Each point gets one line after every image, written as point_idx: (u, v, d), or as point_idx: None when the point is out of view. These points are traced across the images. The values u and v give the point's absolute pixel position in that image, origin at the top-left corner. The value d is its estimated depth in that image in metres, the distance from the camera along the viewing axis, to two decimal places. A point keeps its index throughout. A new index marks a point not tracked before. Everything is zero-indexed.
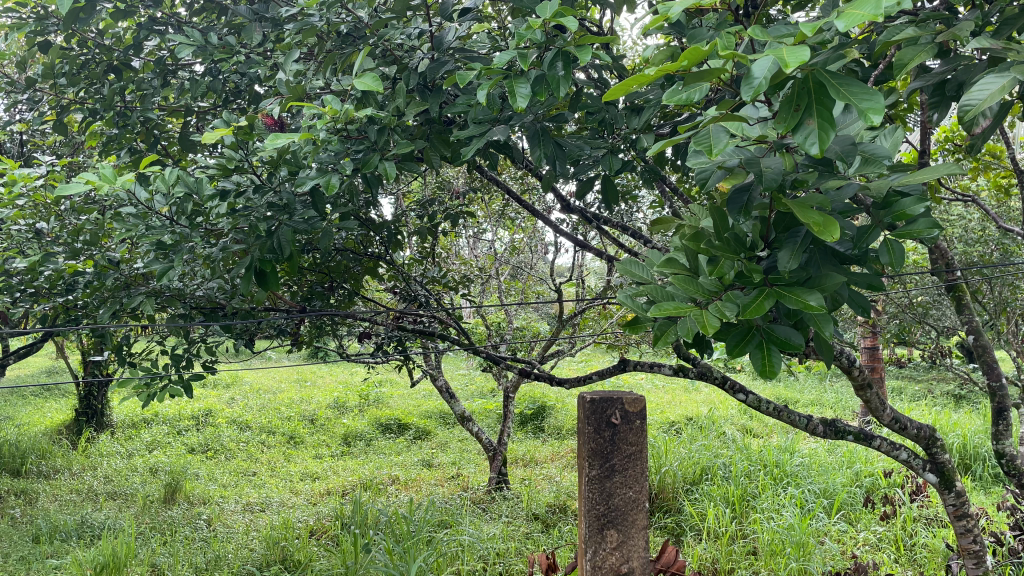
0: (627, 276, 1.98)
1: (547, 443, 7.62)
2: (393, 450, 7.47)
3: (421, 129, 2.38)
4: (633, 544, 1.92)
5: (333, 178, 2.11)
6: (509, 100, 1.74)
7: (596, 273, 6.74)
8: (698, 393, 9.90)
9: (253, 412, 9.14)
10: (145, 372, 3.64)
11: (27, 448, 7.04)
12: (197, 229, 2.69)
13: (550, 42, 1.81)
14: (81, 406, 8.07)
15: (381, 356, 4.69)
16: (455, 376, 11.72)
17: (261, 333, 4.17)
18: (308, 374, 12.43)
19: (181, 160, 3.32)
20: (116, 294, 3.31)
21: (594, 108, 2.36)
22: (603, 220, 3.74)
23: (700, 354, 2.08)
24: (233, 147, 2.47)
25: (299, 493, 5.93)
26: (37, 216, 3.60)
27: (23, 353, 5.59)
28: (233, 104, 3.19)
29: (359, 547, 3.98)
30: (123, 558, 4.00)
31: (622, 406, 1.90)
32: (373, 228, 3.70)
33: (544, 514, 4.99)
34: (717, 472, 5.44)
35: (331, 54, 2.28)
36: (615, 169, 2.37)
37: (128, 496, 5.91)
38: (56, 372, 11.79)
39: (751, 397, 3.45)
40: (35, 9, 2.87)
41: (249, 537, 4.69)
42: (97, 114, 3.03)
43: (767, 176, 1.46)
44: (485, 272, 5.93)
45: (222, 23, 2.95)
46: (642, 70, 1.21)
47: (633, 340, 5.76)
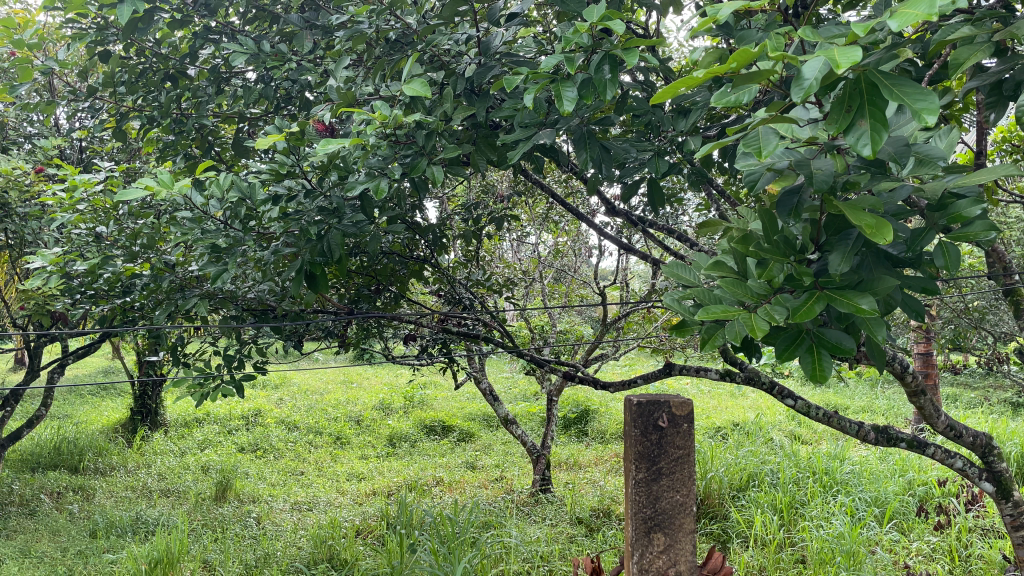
0: (673, 280, 1.97)
1: (591, 447, 7.60)
2: (437, 452, 7.52)
3: (468, 133, 2.40)
4: (681, 548, 1.91)
5: (382, 182, 2.15)
6: (556, 105, 1.75)
7: (640, 277, 6.70)
8: (745, 398, 9.77)
9: (301, 412, 9.30)
10: (199, 372, 3.73)
11: (85, 445, 7.24)
12: (249, 232, 2.75)
13: (597, 47, 1.82)
14: (136, 405, 8.29)
15: (426, 358, 4.74)
16: (499, 379, 11.75)
17: (309, 335, 4.23)
18: (354, 376, 12.61)
19: (234, 166, 3.41)
20: (172, 296, 3.40)
21: (640, 111, 2.36)
22: (649, 223, 3.71)
23: (748, 358, 2.05)
24: (286, 153, 2.53)
25: (345, 493, 6.02)
26: (97, 221, 3.73)
27: (81, 353, 5.77)
28: (285, 111, 3.26)
29: (405, 547, 4.02)
30: (177, 553, 4.09)
31: (669, 409, 1.89)
32: (420, 231, 3.74)
33: (588, 518, 4.97)
34: (764, 479, 5.36)
35: (382, 61, 2.32)
36: (663, 171, 2.35)
37: (181, 493, 6.07)
38: (112, 371, 12.13)
39: (800, 403, 3.39)
40: (95, 20, 2.97)
41: (297, 535, 4.77)
42: (155, 121, 3.13)
43: (817, 178, 1.44)
44: (528, 276, 5.94)
45: (274, 32, 3.02)
46: (691, 71, 1.21)
47: (678, 345, 5.72)
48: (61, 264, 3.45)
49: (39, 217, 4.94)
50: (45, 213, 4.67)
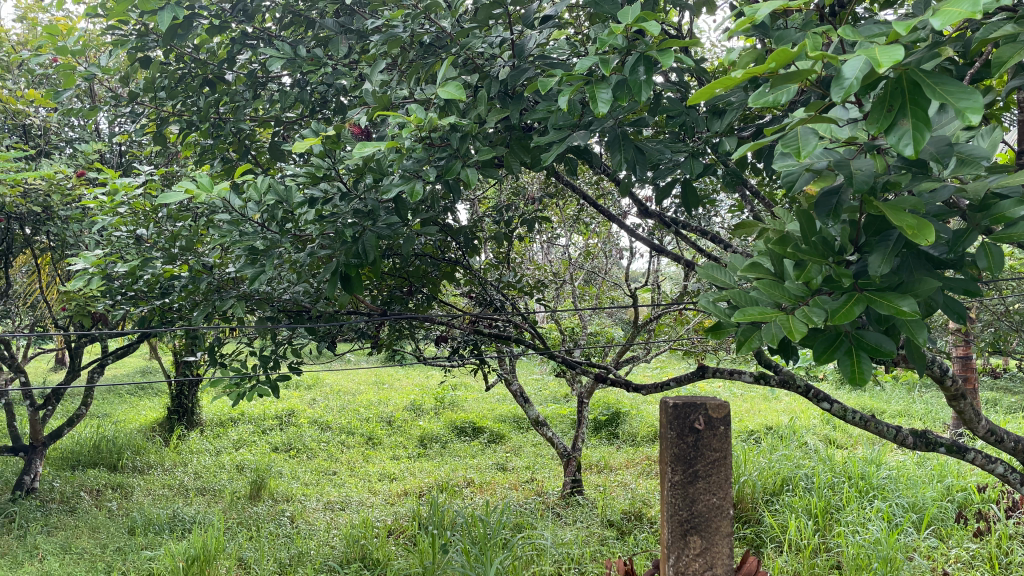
0: (709, 282, 1.95)
1: (622, 449, 7.57)
2: (468, 453, 7.55)
3: (501, 135, 2.41)
4: (717, 550, 1.90)
5: (416, 185, 2.17)
6: (591, 106, 1.75)
7: (672, 279, 6.66)
8: (779, 401, 9.66)
9: (333, 412, 9.39)
10: (236, 372, 3.78)
11: (124, 444, 7.36)
12: (286, 234, 2.79)
13: (632, 49, 1.81)
14: (173, 404, 8.44)
15: (457, 360, 4.76)
16: (529, 381, 11.75)
17: (343, 336, 4.27)
18: (386, 377, 12.69)
19: (270, 169, 3.45)
20: (210, 297, 3.45)
21: (674, 112, 2.35)
22: (681, 224, 3.69)
23: (786, 361, 2.03)
24: (321, 156, 2.56)
25: (377, 492, 6.07)
26: (138, 223, 3.80)
27: (120, 352, 5.88)
28: (320, 114, 3.30)
29: (437, 548, 4.04)
30: (213, 551, 4.15)
31: (705, 411, 1.88)
32: (452, 233, 3.76)
33: (620, 521, 4.95)
34: (799, 484, 5.30)
35: (416, 64, 2.34)
36: (697, 173, 2.33)
37: (216, 492, 6.16)
38: (150, 371, 12.34)
39: (836, 407, 3.35)
40: (136, 27, 3.03)
41: (330, 535, 4.81)
42: (194, 125, 3.19)
43: (857, 178, 1.43)
44: (559, 278, 5.93)
45: (310, 37, 3.06)
46: (728, 72, 1.21)
47: (710, 348, 5.67)
48: (103, 267, 3.53)
49: (81, 220, 5.05)
50: (86, 216, 4.77)
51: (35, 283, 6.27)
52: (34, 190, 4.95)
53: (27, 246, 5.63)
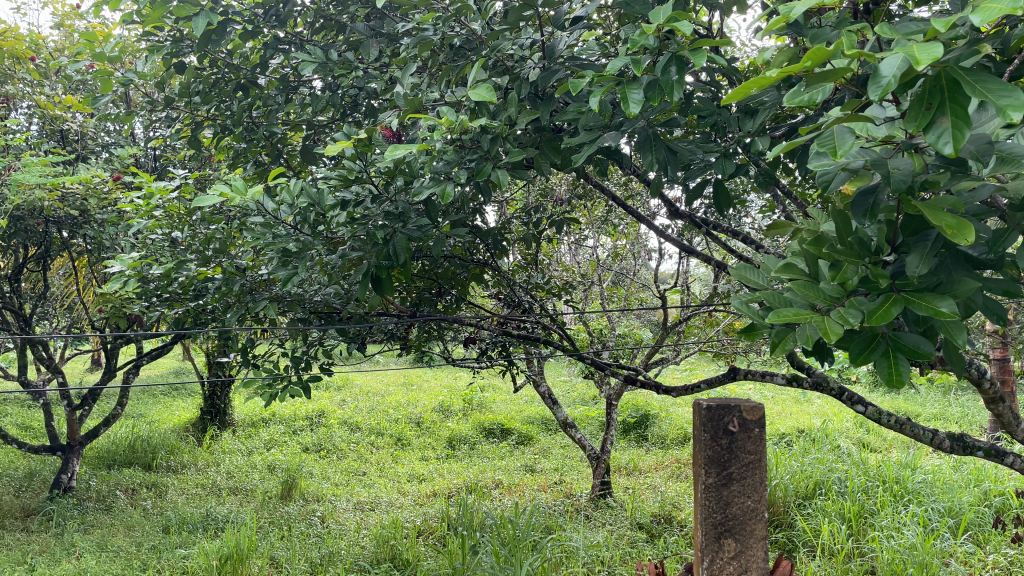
0: (742, 282, 1.93)
1: (651, 452, 7.53)
2: (497, 455, 7.56)
3: (531, 137, 2.41)
4: (753, 554, 1.89)
5: (447, 187, 2.18)
6: (623, 107, 1.74)
7: (701, 279, 6.62)
8: (810, 404, 9.54)
9: (363, 413, 9.45)
10: (268, 373, 3.83)
11: (158, 444, 7.47)
12: (318, 237, 2.82)
13: (664, 49, 1.81)
14: (206, 405, 8.56)
15: (486, 361, 4.76)
16: (557, 383, 11.74)
17: (373, 337, 4.30)
18: (415, 378, 12.76)
19: (302, 172, 3.49)
20: (243, 299, 3.49)
21: (706, 112, 2.33)
22: (712, 225, 3.66)
23: (821, 362, 2.00)
24: (353, 158, 2.59)
25: (406, 493, 6.10)
26: (172, 226, 3.86)
27: (155, 353, 5.97)
28: (351, 117, 3.33)
29: (466, 549, 4.05)
30: (246, 550, 4.19)
31: (739, 413, 1.87)
32: (482, 235, 3.78)
33: (649, 524, 4.92)
34: (831, 488, 5.23)
35: (447, 67, 2.36)
36: (729, 173, 2.32)
37: (248, 491, 6.23)
38: (183, 372, 12.53)
39: (871, 409, 3.30)
40: (170, 33, 3.07)
41: (360, 535, 4.84)
42: (228, 129, 3.24)
43: (895, 177, 1.41)
44: (587, 279, 5.92)
45: (341, 41, 3.09)
46: (763, 71, 1.20)
47: (741, 349, 5.63)
48: (139, 269, 3.60)
49: (117, 223, 5.15)
50: (122, 220, 4.86)
51: (72, 286, 6.39)
52: (72, 194, 5.05)
53: (64, 249, 5.74)
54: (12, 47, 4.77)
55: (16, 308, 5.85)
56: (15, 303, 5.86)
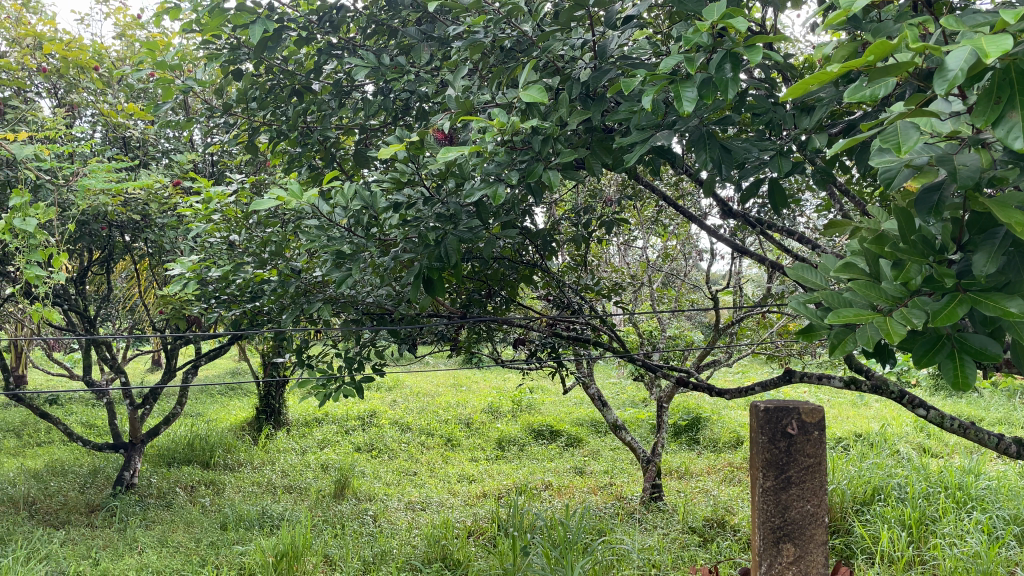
0: (799, 282, 1.89)
1: (703, 455, 7.43)
2: (546, 456, 7.56)
3: (583, 137, 2.40)
4: (812, 558, 1.90)
5: (499, 188, 2.18)
6: (675, 105, 1.72)
7: (754, 280, 6.51)
8: (868, 407, 9.31)
9: (413, 413, 9.54)
10: (322, 373, 3.89)
11: (216, 442, 7.65)
12: (372, 239, 2.85)
13: (718, 46, 1.78)
14: (261, 405, 8.74)
15: (535, 362, 4.76)
16: (607, 385, 11.67)
17: (423, 338, 4.34)
18: (464, 379, 12.84)
19: (355, 175, 3.54)
20: (297, 301, 3.55)
21: (761, 109, 2.29)
22: (766, 224, 3.59)
23: (882, 363, 1.95)
24: (406, 161, 2.62)
25: (457, 494, 6.14)
26: (230, 230, 3.97)
27: (212, 354, 6.12)
28: (402, 121, 3.37)
29: (517, 550, 4.06)
30: (301, 547, 4.27)
31: (798, 416, 1.88)
32: (531, 236, 3.78)
33: (702, 528, 4.86)
34: (891, 493, 5.08)
35: (498, 69, 2.36)
36: (786, 170, 2.27)
37: (302, 490, 6.35)
38: (239, 372, 12.82)
39: (933, 413, 3.21)
40: (228, 41, 3.15)
41: (412, 535, 4.88)
42: (283, 134, 3.30)
43: (962, 174, 1.36)
44: (637, 280, 5.87)
45: (393, 46, 3.12)
46: (824, 66, 1.17)
47: (795, 351, 5.52)
48: (198, 271, 3.70)
49: (177, 228, 5.29)
50: (182, 224, 5.00)
51: (134, 288, 6.59)
52: (135, 199, 5.21)
53: (127, 252, 5.93)
54: (76, 57, 4.94)
55: (81, 310, 6.05)
56: (80, 305, 6.07)
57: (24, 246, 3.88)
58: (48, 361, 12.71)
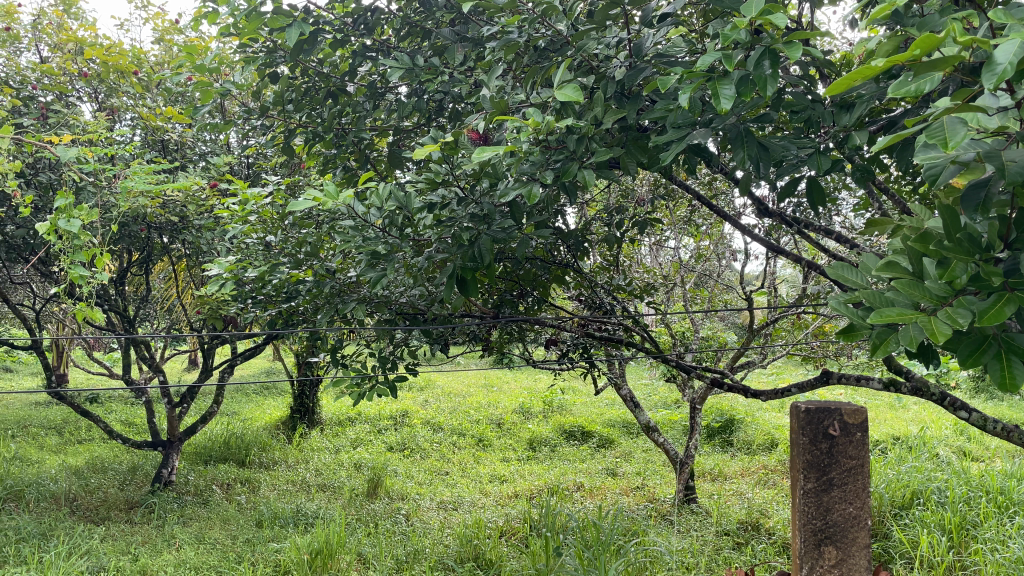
0: (839, 282, 1.87)
1: (736, 457, 7.36)
2: (578, 457, 7.54)
3: (618, 137, 2.39)
4: (852, 551, 2.16)
5: (534, 187, 2.17)
6: (713, 102, 1.70)
7: (789, 280, 6.44)
8: (906, 410, 9.14)
9: (444, 414, 9.58)
10: (356, 372, 3.92)
11: (251, 441, 7.75)
12: (406, 240, 2.87)
13: (756, 43, 1.75)
14: (296, 404, 8.84)
15: (567, 363, 4.75)
16: (640, 386, 11.60)
17: (455, 338, 4.35)
18: (495, 379, 12.86)
19: (389, 177, 3.57)
20: (332, 301, 3.58)
21: (799, 106, 2.26)
22: (802, 224, 3.54)
23: (925, 365, 1.91)
24: (440, 161, 2.63)
25: (488, 494, 6.15)
26: (267, 231, 4.02)
27: (248, 353, 6.20)
28: (436, 122, 3.39)
29: (550, 550, 4.06)
30: (335, 545, 4.31)
31: (840, 417, 2.16)
32: (564, 235, 3.78)
33: (736, 531, 4.81)
34: (931, 497, 4.97)
35: (532, 68, 2.37)
36: (825, 169, 2.24)
37: (336, 488, 6.40)
38: (274, 372, 12.97)
39: (976, 415, 3.14)
40: (265, 44, 3.19)
41: (444, 534, 4.90)
42: (319, 136, 3.34)
43: (1011, 170, 1.33)
44: (669, 280, 5.83)
45: (427, 47, 3.14)
46: (868, 62, 1.16)
47: (831, 353, 5.45)
48: (235, 272, 3.76)
49: (214, 229, 5.36)
50: (219, 226, 5.08)
51: (172, 288, 6.70)
52: (173, 201, 5.30)
53: (165, 253, 6.03)
54: (116, 62, 5.04)
55: (121, 310, 6.17)
56: (120, 304, 6.18)
57: (67, 246, 3.96)
58: (88, 360, 12.97)
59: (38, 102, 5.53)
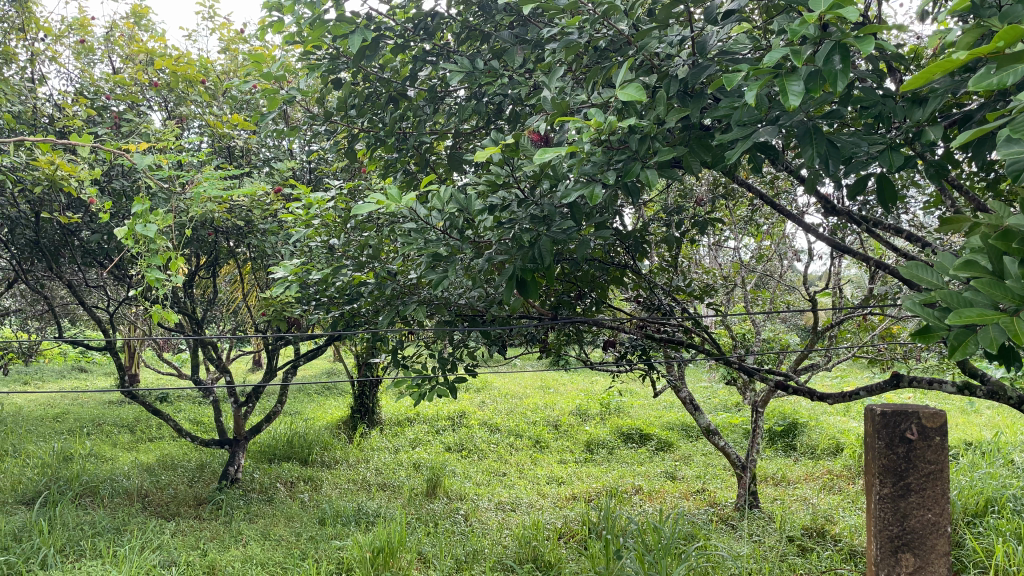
0: (913, 282, 1.81)
1: (800, 462, 7.21)
2: (637, 460, 7.48)
3: (680, 135, 2.36)
4: (929, 554, 2.24)
5: (596, 188, 2.17)
6: (781, 99, 1.68)
7: (854, 280, 6.27)
8: (980, 415, 8.81)
9: (502, 415, 9.62)
10: (416, 373, 3.97)
11: (313, 440, 7.91)
12: (467, 241, 2.89)
13: (825, 39, 1.71)
14: (356, 404, 8.99)
15: (626, 364, 4.72)
16: (699, 388, 11.45)
17: (513, 340, 4.36)
18: (552, 380, 12.85)
19: (449, 180, 3.61)
20: (393, 302, 3.63)
21: (869, 101, 2.20)
22: (871, 223, 3.44)
23: (1005, 368, 1.84)
24: (501, 163, 2.65)
25: (546, 495, 6.14)
26: (330, 234, 4.09)
27: (310, 354, 6.33)
28: (495, 125, 3.41)
29: (610, 553, 4.04)
30: (396, 544, 4.36)
31: (918, 421, 2.23)
32: (622, 236, 3.76)
33: (801, 537, 4.69)
34: (1006, 506, 4.78)
35: (593, 68, 2.36)
36: (897, 166, 2.17)
37: (396, 488, 6.50)
38: (335, 372, 13.22)
39: None
40: (328, 51, 3.25)
41: (503, 534, 4.92)
42: (381, 140, 3.41)
43: None
44: (729, 281, 5.74)
45: (486, 51, 3.16)
46: (949, 55, 1.12)
47: (899, 355, 5.29)
48: (300, 274, 3.84)
49: (278, 233, 5.50)
50: (283, 230, 5.21)
51: (237, 291, 6.90)
52: (240, 207, 5.45)
53: (231, 256, 6.20)
54: (185, 71, 5.21)
55: (190, 312, 6.37)
56: (189, 307, 6.38)
57: (142, 250, 4.11)
58: (159, 360, 13.44)
59: (111, 112, 5.74)
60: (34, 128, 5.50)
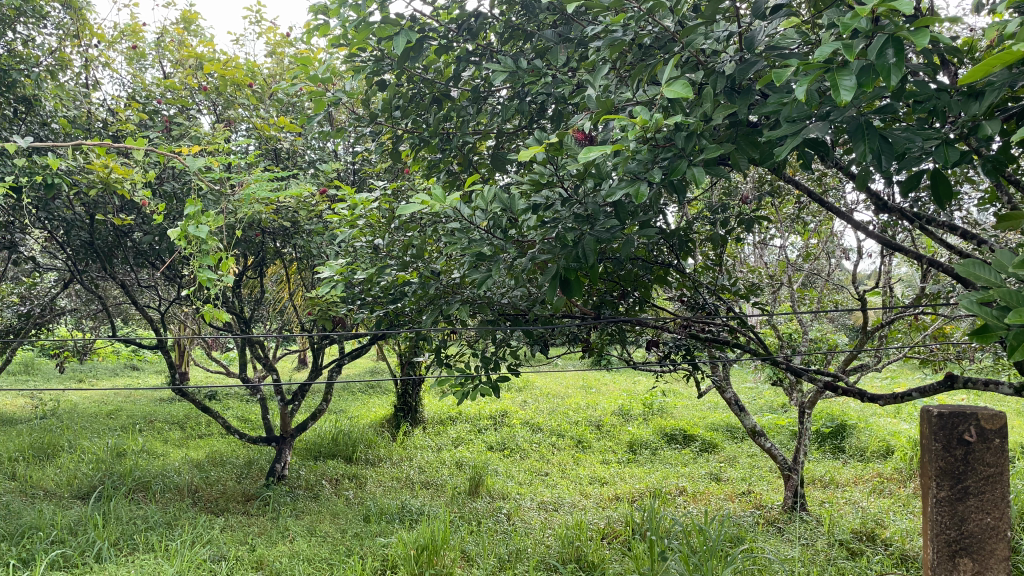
0: (971, 280, 1.76)
1: (849, 464, 7.07)
2: (680, 461, 7.42)
3: (727, 132, 2.33)
4: (988, 556, 2.24)
5: (641, 186, 2.15)
6: (832, 95, 1.65)
7: (905, 278, 6.13)
8: None
9: (544, 414, 9.61)
10: (460, 372, 3.98)
11: (357, 438, 8.00)
12: (510, 241, 2.89)
13: (878, 32, 1.68)
14: (399, 403, 9.07)
15: (670, 364, 4.68)
16: (744, 389, 11.30)
17: (556, 339, 4.35)
18: (595, 380, 12.77)
19: (492, 180, 3.62)
20: (436, 302, 3.65)
21: (923, 95, 2.14)
22: (924, 220, 3.36)
23: None
24: (544, 162, 2.64)
25: (589, 496, 6.12)
26: (375, 234, 4.13)
27: (354, 353, 6.41)
28: (537, 124, 3.42)
29: (655, 554, 4.02)
30: (440, 542, 4.39)
31: (976, 423, 2.20)
32: (666, 235, 3.73)
33: (850, 541, 4.60)
34: None
35: (638, 66, 2.35)
36: (953, 161, 2.11)
37: (439, 486, 6.54)
38: (378, 372, 13.34)
39: None
40: (373, 53, 3.28)
41: (546, 534, 4.92)
42: (425, 141, 3.43)
43: None
44: (775, 280, 5.65)
45: (529, 49, 3.17)
46: (1012, 46, 1.09)
47: (951, 356, 5.16)
48: (345, 274, 3.89)
49: (322, 233, 5.57)
50: (328, 230, 5.28)
51: (283, 291, 7.02)
52: (286, 208, 5.54)
53: (278, 257, 6.30)
54: (232, 75, 5.31)
55: (238, 311, 6.49)
56: (237, 306, 6.51)
57: (193, 251, 4.20)
58: (207, 359, 13.70)
59: (161, 115, 5.86)
60: (88, 133, 5.65)
